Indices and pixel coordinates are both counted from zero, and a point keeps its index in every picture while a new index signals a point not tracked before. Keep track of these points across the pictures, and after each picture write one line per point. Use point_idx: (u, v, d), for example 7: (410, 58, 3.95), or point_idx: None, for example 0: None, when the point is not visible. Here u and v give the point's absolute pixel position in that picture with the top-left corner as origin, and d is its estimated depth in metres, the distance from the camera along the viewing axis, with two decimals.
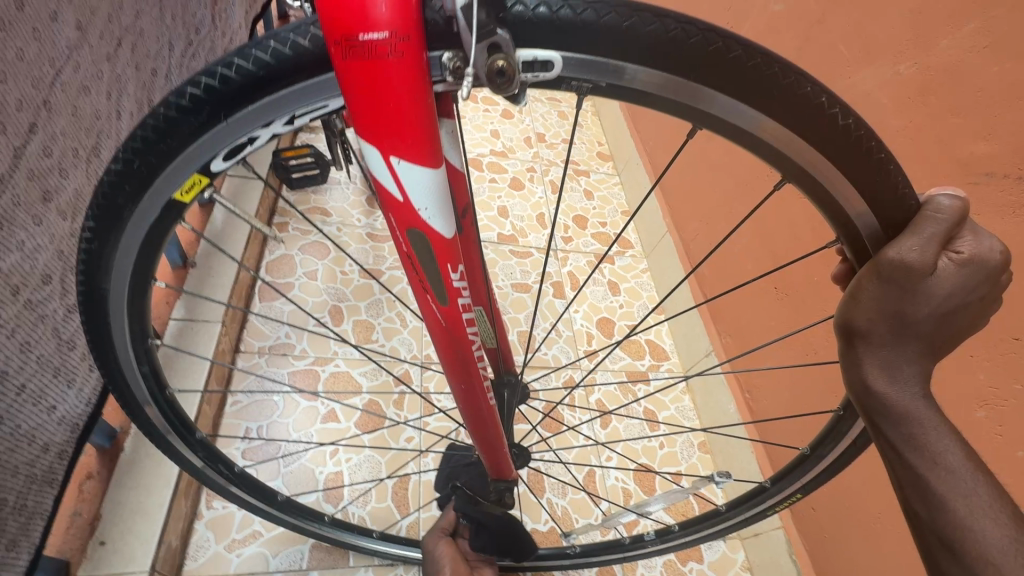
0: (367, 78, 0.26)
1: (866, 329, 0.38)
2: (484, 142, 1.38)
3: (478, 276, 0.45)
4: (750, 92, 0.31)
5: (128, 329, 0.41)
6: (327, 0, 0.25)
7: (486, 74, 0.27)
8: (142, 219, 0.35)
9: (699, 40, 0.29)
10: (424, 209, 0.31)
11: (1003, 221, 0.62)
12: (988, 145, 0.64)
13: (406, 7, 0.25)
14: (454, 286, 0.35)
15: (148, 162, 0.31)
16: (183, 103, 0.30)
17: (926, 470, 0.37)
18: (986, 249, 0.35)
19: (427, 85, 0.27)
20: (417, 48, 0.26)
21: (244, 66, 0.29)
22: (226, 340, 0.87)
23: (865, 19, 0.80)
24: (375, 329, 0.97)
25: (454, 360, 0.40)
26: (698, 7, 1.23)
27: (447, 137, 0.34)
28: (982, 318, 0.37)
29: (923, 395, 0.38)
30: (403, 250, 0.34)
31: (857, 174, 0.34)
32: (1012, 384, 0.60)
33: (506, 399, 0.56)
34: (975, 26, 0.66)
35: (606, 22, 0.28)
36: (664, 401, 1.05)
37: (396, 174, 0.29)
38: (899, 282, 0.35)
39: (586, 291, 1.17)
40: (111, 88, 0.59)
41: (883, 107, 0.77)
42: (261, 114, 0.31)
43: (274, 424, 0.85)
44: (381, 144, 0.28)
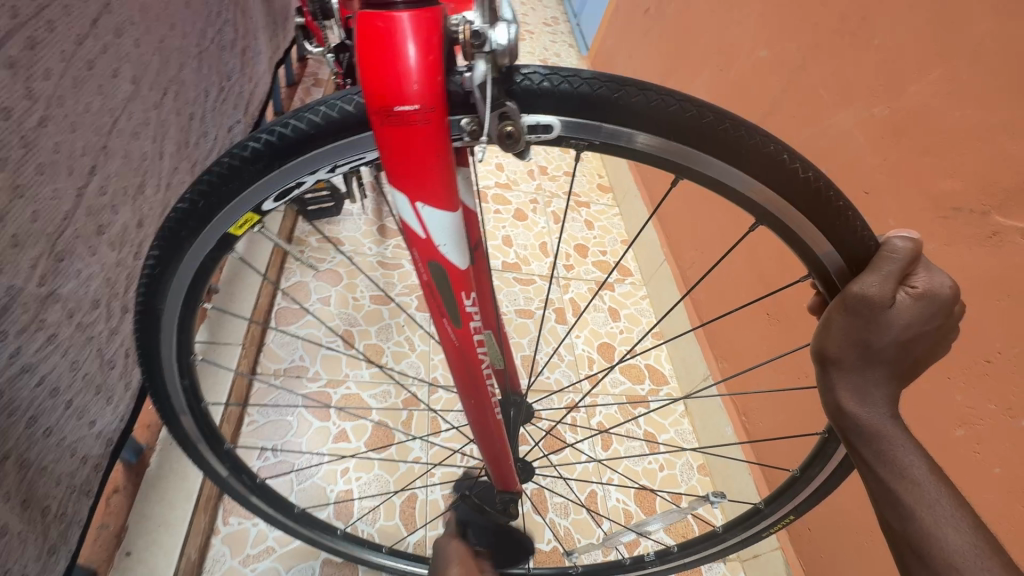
0: (400, 140, 0.31)
1: (837, 356, 0.41)
2: (489, 175, 1.46)
3: (488, 302, 0.49)
4: (721, 151, 0.36)
5: (174, 346, 0.48)
6: (370, 78, 0.30)
7: (496, 135, 0.33)
8: (199, 249, 0.41)
9: (676, 108, 0.35)
10: (443, 244, 0.36)
11: (971, 251, 0.67)
12: (955, 182, 0.69)
13: (434, 84, 0.30)
14: (466, 310, 0.40)
15: (210, 203, 0.38)
16: (246, 154, 0.36)
17: (894, 483, 0.40)
18: (938, 284, 0.38)
19: (447, 144, 0.32)
20: (441, 116, 0.31)
21: (299, 126, 0.35)
22: (245, 362, 0.92)
23: (842, 65, 0.87)
24: (385, 352, 1.02)
25: (465, 376, 0.44)
26: (689, 49, 1.31)
27: (462, 183, 0.40)
28: (941, 347, 0.40)
29: (890, 415, 0.41)
30: (424, 279, 0.39)
31: (820, 221, 0.39)
32: (987, 404, 0.64)
33: (513, 417, 0.60)
34: (939, 74, 0.72)
35: (599, 95, 0.34)
36: (663, 424, 1.08)
37: (420, 216, 0.35)
38: (862, 313, 0.38)
39: (588, 317, 1.22)
40: (156, 132, 0.65)
41: (860, 145, 0.83)
42: (308, 164, 0.37)
43: (288, 444, 0.88)
44: (409, 192, 0.34)
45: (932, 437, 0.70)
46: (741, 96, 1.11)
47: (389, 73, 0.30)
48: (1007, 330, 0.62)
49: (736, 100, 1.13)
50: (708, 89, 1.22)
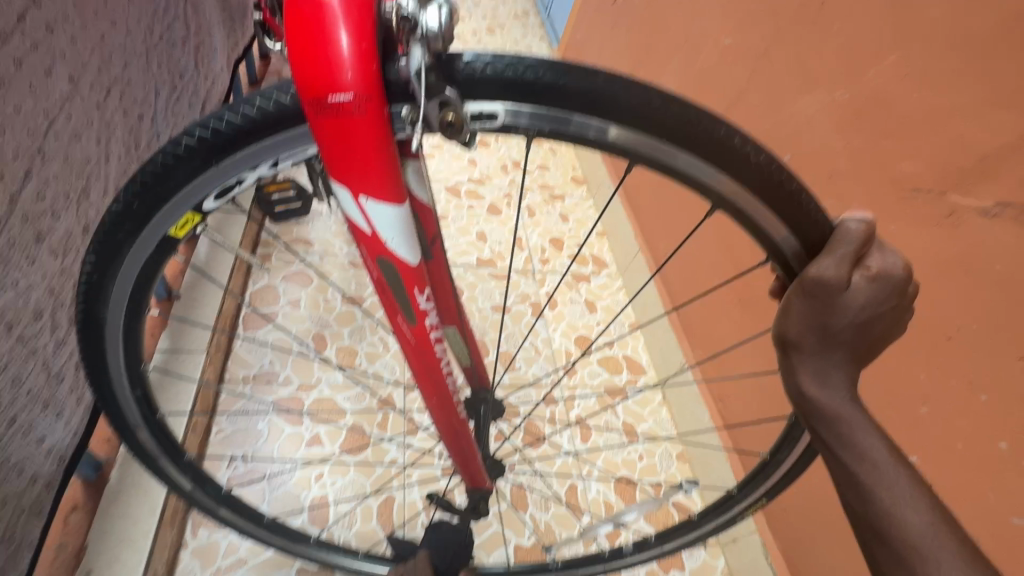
0: (337, 131, 0.30)
1: (797, 340, 0.41)
2: (462, 170, 1.44)
3: (449, 299, 0.48)
4: (672, 135, 0.36)
5: (123, 356, 0.46)
6: (302, 68, 0.29)
7: (437, 124, 0.32)
8: (139, 253, 0.39)
9: (622, 92, 0.34)
10: (391, 240, 0.35)
11: (931, 231, 0.68)
12: (913, 164, 0.70)
13: (369, 72, 0.29)
14: (421, 307, 0.39)
15: (145, 204, 0.36)
16: (179, 151, 0.35)
17: (856, 466, 0.40)
18: (890, 265, 0.38)
19: (388, 135, 0.31)
20: (379, 105, 0.30)
21: (233, 120, 0.34)
22: (212, 369, 0.89)
23: (804, 52, 0.88)
24: (358, 354, 0.99)
25: (426, 375, 0.43)
26: (657, 38, 1.30)
27: (415, 176, 0.39)
28: (897, 325, 0.41)
29: (850, 398, 0.41)
30: (374, 276, 0.38)
31: (775, 204, 0.39)
32: (949, 380, 0.65)
33: (482, 414, 0.59)
34: (896, 58, 0.73)
35: (543, 81, 0.33)
36: (643, 414, 1.08)
37: (365, 211, 0.34)
38: (819, 297, 0.38)
39: (564, 310, 1.22)
40: (100, 133, 0.62)
41: (824, 131, 0.83)
42: (247, 160, 0.36)
43: (259, 452, 0.86)
44: (351, 185, 0.32)
45: (898, 415, 0.71)
46: (708, 85, 1.12)
47: (321, 59, 0.28)
48: (966, 309, 0.64)
49: (703, 89, 1.13)
50: (677, 79, 1.22)
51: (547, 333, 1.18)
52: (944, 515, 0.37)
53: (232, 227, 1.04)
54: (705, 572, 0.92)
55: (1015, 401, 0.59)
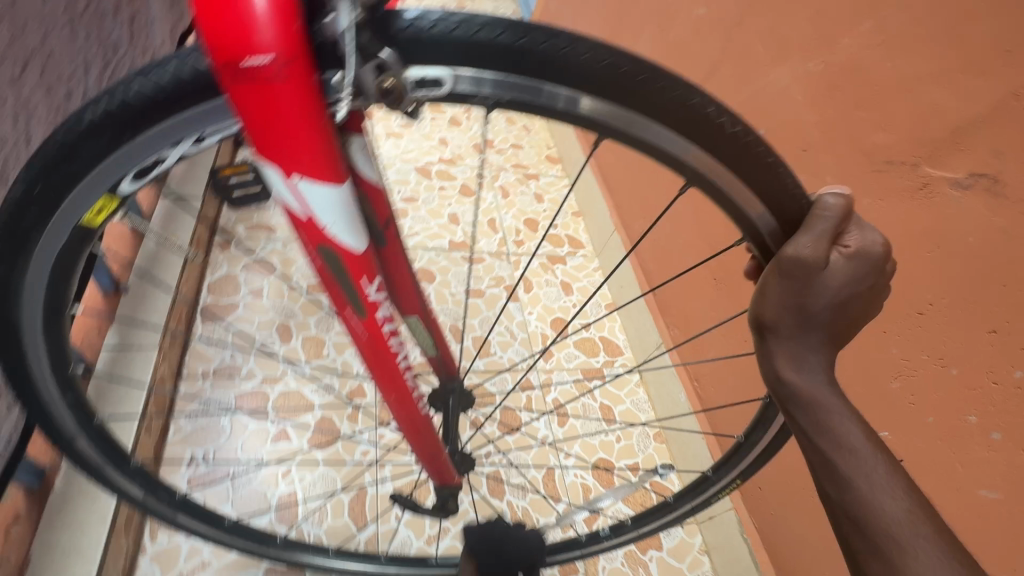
0: (257, 100, 0.26)
1: (774, 322, 0.39)
2: (432, 150, 1.39)
3: (409, 287, 0.45)
4: (643, 104, 0.33)
5: (47, 358, 0.42)
6: (208, 25, 0.24)
7: (376, 93, 0.28)
8: (50, 243, 0.35)
9: (586, 55, 0.31)
10: (330, 225, 0.32)
11: (903, 205, 0.67)
12: (886, 136, 0.69)
13: (290, 32, 0.25)
14: (371, 298, 0.36)
15: (50, 187, 0.32)
16: (83, 126, 0.30)
17: (832, 452, 0.38)
18: (869, 242, 0.37)
19: (319, 105, 0.27)
20: (304, 70, 0.26)
21: (144, 89, 0.29)
22: (165, 366, 0.84)
23: (777, 21, 0.85)
24: (326, 344, 0.95)
25: (382, 371, 0.40)
26: (630, 9, 1.26)
27: (360, 153, 0.35)
28: (873, 306, 0.39)
29: (827, 381, 0.39)
30: (316, 266, 0.35)
31: (753, 178, 0.37)
32: (920, 354, 0.65)
33: (451, 406, 0.56)
34: (871, 26, 0.71)
35: (499, 43, 0.29)
36: (619, 395, 1.08)
37: (298, 192, 0.30)
38: (798, 276, 0.37)
39: (540, 292, 1.20)
40: (17, 112, 0.59)
41: (798, 103, 0.82)
42: (166, 136, 0.32)
43: (222, 449, 0.83)
44: (279, 163, 0.29)
45: (869, 391, 0.71)
46: (681, 57, 1.08)
47: (230, 16, 0.24)
48: (937, 282, 0.63)
49: (676, 62, 1.11)
50: (650, 52, 1.19)
51: (522, 317, 1.15)
52: (918, 499, 0.36)
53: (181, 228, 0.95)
54: (682, 550, 0.93)
55: (982, 375, 0.59)
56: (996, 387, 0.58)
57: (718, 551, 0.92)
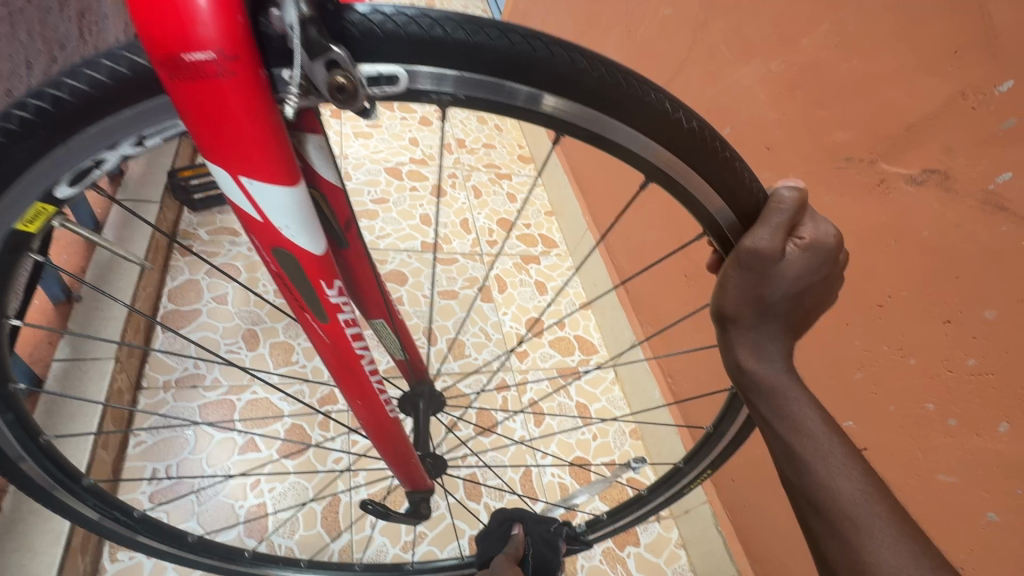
0: (201, 98, 0.25)
1: (734, 313, 0.40)
2: (403, 150, 1.37)
3: (374, 289, 0.44)
4: (604, 102, 0.33)
5: None
6: (144, 19, 0.23)
7: (326, 89, 0.27)
8: None
9: (523, 46, 0.30)
10: (285, 227, 0.30)
11: (862, 200, 0.69)
12: (845, 133, 0.71)
13: (233, 25, 0.24)
14: (332, 302, 0.35)
15: None
16: (11, 126, 0.28)
17: (792, 438, 0.39)
18: (823, 233, 0.37)
19: (269, 103, 0.26)
20: (250, 67, 0.25)
21: (76, 86, 0.28)
22: (123, 378, 0.81)
23: (740, 22, 0.87)
24: (295, 350, 0.93)
25: (347, 376, 0.39)
26: (599, 10, 1.27)
27: (317, 153, 0.34)
28: (829, 294, 0.40)
29: (786, 369, 0.40)
30: (273, 270, 0.33)
31: (710, 175, 0.37)
32: (881, 346, 0.67)
33: (422, 409, 0.55)
34: (828, 26, 0.73)
35: (454, 39, 0.29)
36: (595, 394, 1.09)
37: (249, 195, 0.29)
38: (756, 268, 0.37)
39: (514, 292, 1.20)
40: None
41: (761, 102, 0.84)
42: (104, 136, 0.30)
43: (185, 462, 0.80)
44: (228, 164, 0.27)
45: (834, 383, 0.72)
46: (649, 57, 1.10)
47: (167, 10, 0.23)
48: (894, 275, 0.65)
49: (645, 61, 1.12)
50: (619, 53, 1.20)
51: (496, 317, 1.15)
52: (887, 496, 0.37)
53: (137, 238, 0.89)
54: (659, 545, 0.94)
55: (938, 364, 0.61)
56: (952, 374, 0.60)
57: (694, 544, 0.94)
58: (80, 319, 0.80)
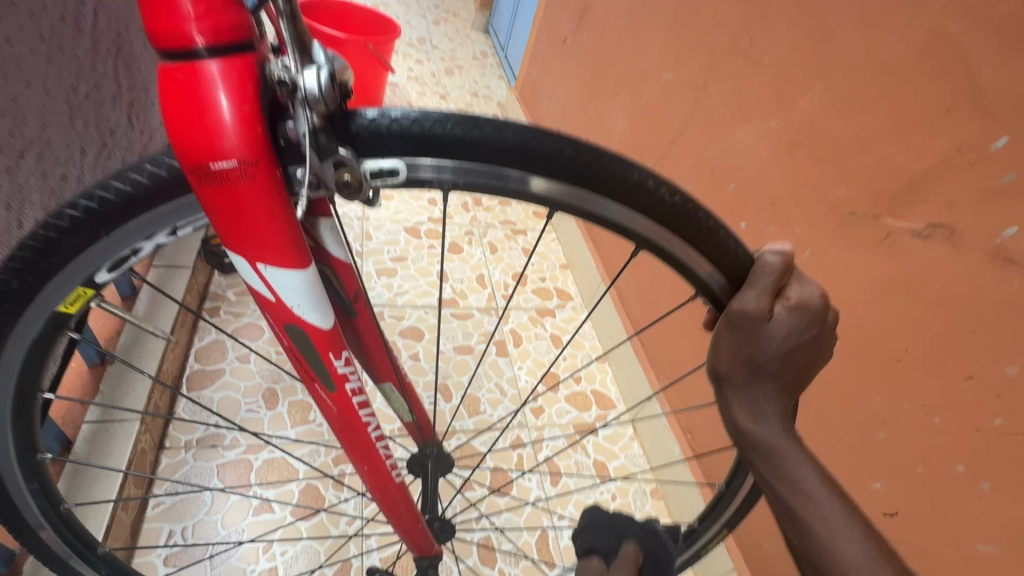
0: (225, 199, 0.28)
1: (727, 373, 0.40)
2: (422, 210, 1.44)
3: (382, 355, 0.46)
4: (591, 183, 0.35)
5: (13, 446, 0.42)
6: (177, 136, 0.26)
7: (334, 184, 0.31)
8: (26, 330, 0.37)
9: (513, 139, 0.33)
10: (297, 305, 0.33)
11: (871, 254, 0.69)
12: (847, 189, 0.73)
13: (253, 136, 0.27)
14: (340, 372, 0.37)
15: (27, 281, 0.34)
16: (63, 224, 0.33)
17: (791, 499, 0.39)
18: (808, 295, 0.38)
19: (283, 199, 0.30)
20: (267, 170, 0.28)
21: (120, 188, 0.32)
22: (148, 439, 0.83)
23: (738, 86, 0.92)
24: (312, 408, 0.95)
25: (353, 441, 0.41)
26: (607, 76, 1.35)
27: (329, 233, 0.37)
28: (822, 352, 0.40)
29: (784, 429, 0.40)
30: (285, 344, 0.36)
31: (698, 244, 0.39)
32: (902, 402, 0.65)
33: (432, 471, 0.55)
34: (822, 89, 0.76)
35: (450, 135, 0.32)
36: (614, 450, 1.07)
37: (266, 279, 0.32)
38: (745, 328, 0.38)
39: (529, 346, 1.20)
40: (10, 200, 0.61)
41: (764, 159, 0.86)
42: (143, 229, 0.34)
43: (201, 525, 0.80)
44: (246, 253, 0.30)
45: (857, 440, 0.70)
46: (655, 119, 1.16)
47: (197, 128, 0.26)
48: (909, 328, 0.64)
49: (650, 122, 1.17)
50: (626, 115, 1.26)
51: (511, 372, 1.15)
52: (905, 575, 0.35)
53: (160, 315, 0.92)
54: None
55: (964, 422, 0.59)
56: (980, 434, 0.57)
57: None
58: (109, 385, 0.82)
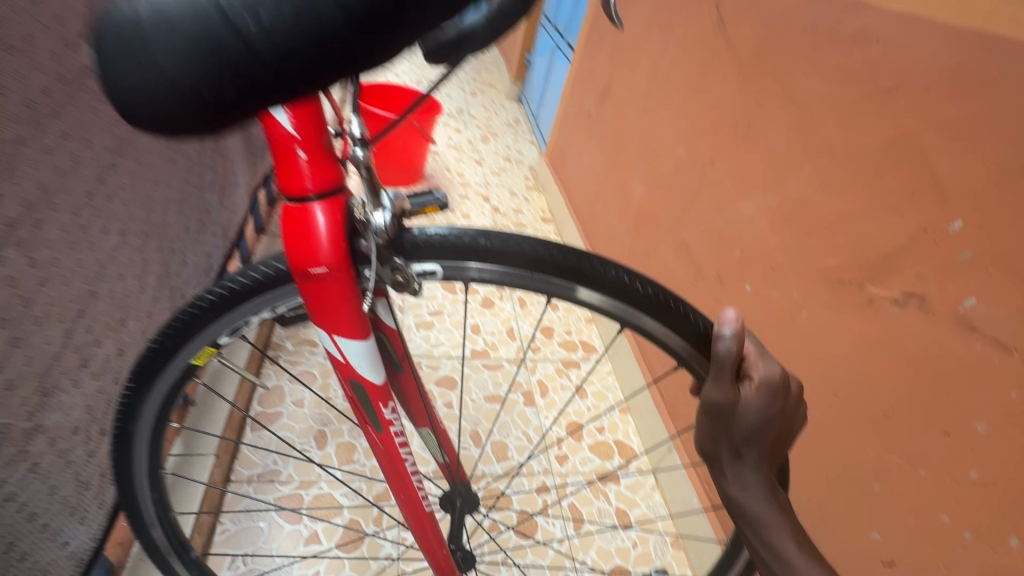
0: (317, 291, 0.41)
1: (714, 447, 0.50)
2: None
3: (420, 405, 0.57)
4: (576, 275, 0.47)
5: (145, 463, 0.57)
6: (292, 251, 0.40)
7: (390, 280, 0.44)
8: (167, 378, 0.51)
9: (514, 244, 0.45)
10: (359, 366, 0.45)
11: (857, 317, 0.76)
12: (835, 259, 0.81)
13: (339, 251, 0.40)
14: (386, 417, 0.48)
15: (174, 344, 0.49)
16: (204, 305, 0.47)
17: (778, 565, 0.48)
18: (771, 374, 0.47)
19: (355, 292, 0.42)
20: (345, 273, 0.41)
21: (243, 281, 0.47)
22: (219, 472, 0.96)
23: (739, 163, 1.03)
24: (357, 449, 1.06)
25: (393, 474, 0.51)
26: (627, 148, 1.49)
27: (384, 311, 0.49)
28: (794, 423, 0.50)
29: (767, 499, 0.48)
30: (348, 394, 0.48)
31: (666, 321, 0.49)
32: (891, 456, 0.70)
33: (458, 506, 0.64)
34: (809, 170, 0.86)
35: (468, 242, 0.45)
36: (635, 499, 1.12)
37: (339, 346, 0.44)
38: (717, 410, 0.47)
39: (555, 396, 1.29)
40: (139, 272, 0.75)
41: (763, 229, 0.96)
42: (254, 308, 0.48)
43: (259, 551, 0.91)
44: (327, 327, 0.43)
45: (855, 492, 0.75)
46: (669, 188, 1.27)
47: (305, 247, 0.39)
48: (893, 387, 0.70)
49: (665, 191, 1.29)
50: (645, 183, 1.39)
51: (538, 420, 1.23)
52: None
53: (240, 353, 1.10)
54: None
55: (945, 476, 0.63)
56: (958, 487, 0.62)
57: None
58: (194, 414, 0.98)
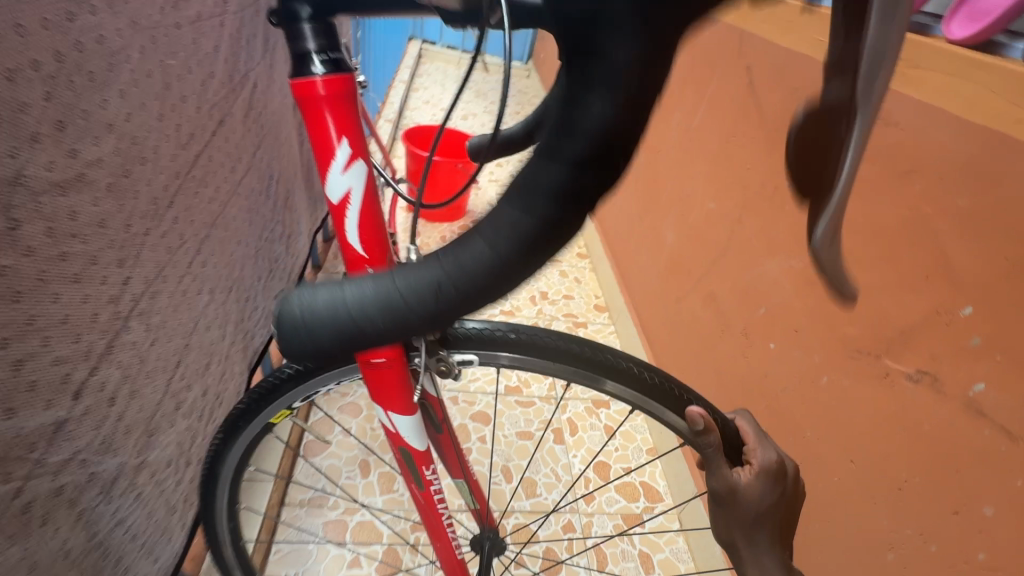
0: (375, 375, 0.49)
1: (730, 534, 0.55)
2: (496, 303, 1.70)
3: (456, 460, 0.65)
4: (591, 365, 0.57)
5: (224, 498, 0.68)
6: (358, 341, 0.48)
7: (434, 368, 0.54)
8: (249, 432, 0.62)
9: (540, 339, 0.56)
10: (407, 436, 0.54)
11: (875, 388, 0.79)
12: (854, 328, 0.84)
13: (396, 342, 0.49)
14: (427, 477, 0.56)
15: (258, 406, 0.59)
16: (284, 375, 0.58)
17: None
18: (767, 458, 0.54)
19: (406, 375, 0.50)
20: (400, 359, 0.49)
21: None
22: (276, 495, 1.07)
23: (766, 224, 1.07)
24: (396, 479, 1.15)
25: (432, 525, 0.59)
26: (661, 195, 1.54)
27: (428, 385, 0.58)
28: (797, 504, 0.56)
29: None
30: (397, 457, 0.56)
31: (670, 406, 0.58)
32: (906, 529, 0.73)
33: (486, 549, 0.72)
34: None
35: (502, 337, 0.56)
36: (659, 543, 1.16)
37: (390, 420, 0.52)
38: (724, 496, 0.54)
39: (584, 436, 1.34)
40: (221, 322, 0.87)
41: (787, 291, 0.99)
42: (324, 378, 0.59)
43: (308, 570, 1.01)
44: (381, 403, 0.51)
45: (871, 558, 0.78)
46: (700, 239, 1.32)
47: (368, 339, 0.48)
48: (906, 461, 0.73)
49: (695, 242, 1.34)
50: (676, 231, 1.44)
51: (567, 459, 1.29)
52: None
53: None
54: None
55: (955, 553, 0.66)
56: (968, 566, 0.64)
57: None
58: None
